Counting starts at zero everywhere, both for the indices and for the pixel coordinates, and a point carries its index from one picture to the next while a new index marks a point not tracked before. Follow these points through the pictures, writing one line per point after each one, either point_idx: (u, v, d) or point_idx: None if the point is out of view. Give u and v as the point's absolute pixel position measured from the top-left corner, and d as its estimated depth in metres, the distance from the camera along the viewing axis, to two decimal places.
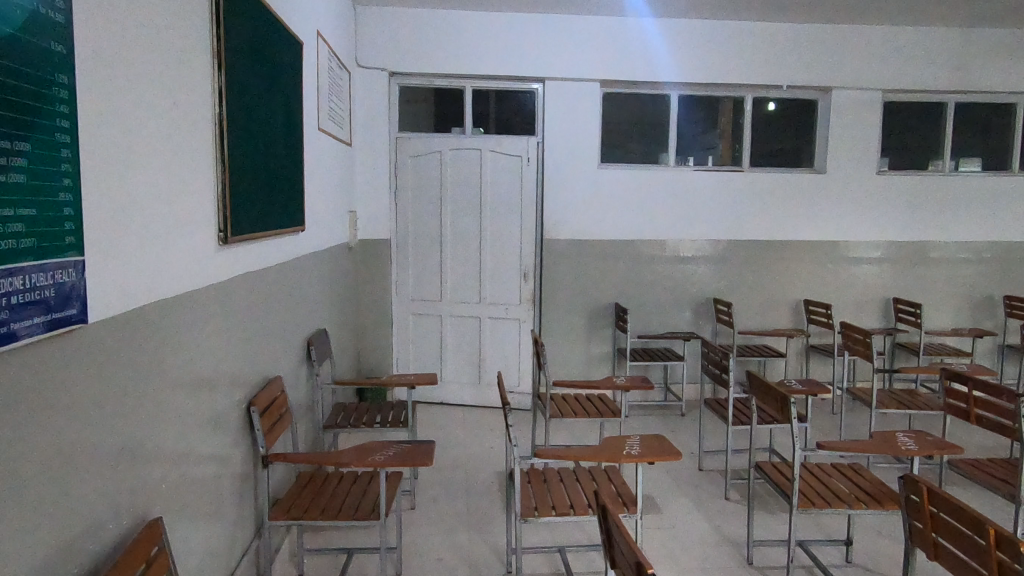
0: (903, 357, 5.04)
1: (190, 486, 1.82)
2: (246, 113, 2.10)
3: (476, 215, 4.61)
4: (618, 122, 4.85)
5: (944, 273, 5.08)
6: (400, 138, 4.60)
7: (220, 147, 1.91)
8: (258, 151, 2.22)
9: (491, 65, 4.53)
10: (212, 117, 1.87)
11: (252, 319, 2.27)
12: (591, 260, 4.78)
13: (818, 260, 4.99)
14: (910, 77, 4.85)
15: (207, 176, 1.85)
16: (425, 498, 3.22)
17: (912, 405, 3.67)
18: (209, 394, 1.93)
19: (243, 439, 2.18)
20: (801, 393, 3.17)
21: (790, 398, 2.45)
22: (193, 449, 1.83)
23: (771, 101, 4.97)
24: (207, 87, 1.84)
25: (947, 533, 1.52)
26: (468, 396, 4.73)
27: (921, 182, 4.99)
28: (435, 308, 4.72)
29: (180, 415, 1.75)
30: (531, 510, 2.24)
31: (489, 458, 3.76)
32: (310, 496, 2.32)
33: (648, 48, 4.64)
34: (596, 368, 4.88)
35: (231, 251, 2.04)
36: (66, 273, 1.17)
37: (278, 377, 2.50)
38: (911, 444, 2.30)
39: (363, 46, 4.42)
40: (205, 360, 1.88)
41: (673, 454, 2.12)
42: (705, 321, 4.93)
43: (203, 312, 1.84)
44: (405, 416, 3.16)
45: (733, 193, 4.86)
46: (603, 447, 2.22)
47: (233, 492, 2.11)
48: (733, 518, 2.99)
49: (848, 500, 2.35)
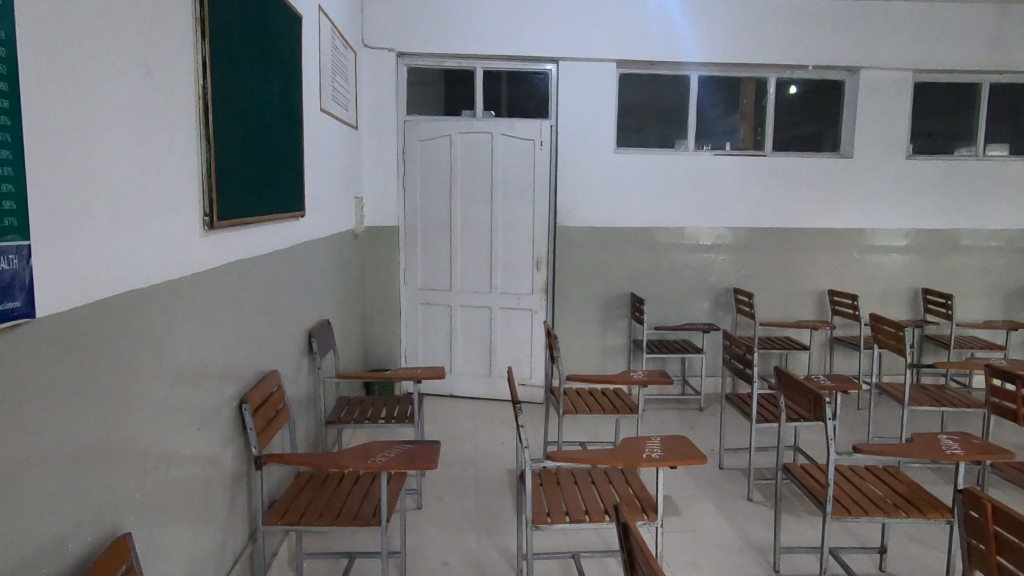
0: (932, 350, 4.84)
1: (172, 491, 1.68)
2: (236, 88, 1.94)
3: (487, 200, 4.44)
4: (635, 105, 4.64)
5: (976, 262, 4.86)
6: (408, 122, 4.43)
7: (204, 124, 1.74)
8: (251, 130, 2.07)
9: (503, 46, 4.35)
10: (195, 91, 1.71)
11: (243, 310, 2.12)
12: (606, 248, 4.61)
13: (843, 249, 4.79)
14: (943, 57, 4.61)
15: (188, 153, 1.69)
16: (432, 498, 3.08)
17: (946, 403, 3.47)
18: (195, 391, 1.79)
19: (234, 440, 2.03)
20: (830, 390, 2.99)
21: (823, 397, 2.27)
22: (176, 451, 1.69)
23: (793, 84, 4.75)
24: (189, 58, 1.68)
25: (1013, 557, 1.34)
26: (479, 388, 4.58)
27: (952, 167, 4.76)
28: (444, 298, 4.56)
29: (159, 417, 1.60)
30: (544, 516, 2.09)
31: (500, 455, 3.61)
32: (307, 499, 2.18)
33: (670, 26, 4.44)
34: (610, 360, 4.72)
35: (218, 237, 1.88)
36: (5, 260, 1.03)
37: (274, 372, 2.35)
38: (956, 448, 2.11)
39: (370, 26, 4.26)
40: (189, 355, 1.74)
41: (697, 458, 1.96)
42: (725, 313, 4.75)
43: (185, 303, 1.69)
44: (411, 411, 3.02)
45: (755, 178, 4.66)
46: (620, 449, 2.06)
47: (223, 496, 1.97)
48: (757, 522, 2.83)
49: (885, 508, 2.18)
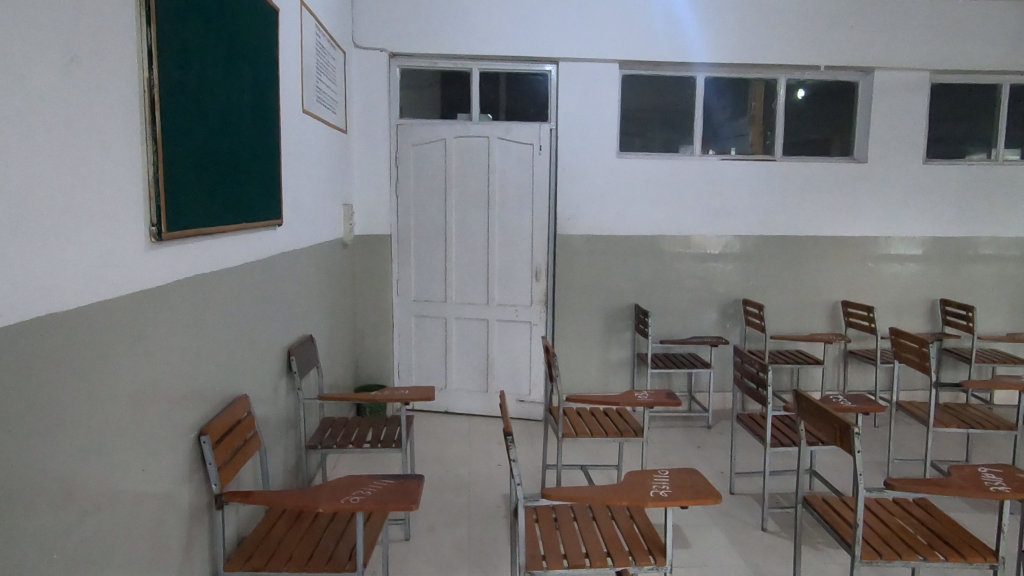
0: (950, 364, 4.61)
1: (114, 538, 1.47)
2: (195, 84, 1.75)
3: (483, 207, 4.23)
4: (637, 108, 4.44)
5: (996, 272, 4.64)
6: (401, 125, 4.23)
7: (150, 122, 1.54)
8: (213, 130, 1.87)
9: (500, 46, 4.15)
10: (138, 84, 1.51)
11: (205, 328, 1.91)
12: (608, 258, 4.40)
13: (857, 259, 4.57)
14: (961, 57, 4.40)
15: (128, 154, 1.49)
16: (421, 527, 2.86)
17: (974, 423, 3.23)
18: (143, 422, 1.59)
19: (191, 476, 1.82)
20: (850, 411, 2.76)
21: (851, 426, 2.04)
22: (119, 492, 1.49)
23: (802, 87, 4.54)
24: (130, 47, 1.49)
25: None
26: (475, 405, 4.37)
27: (972, 172, 4.53)
28: (439, 309, 4.35)
29: (91, 457, 1.39)
30: (539, 561, 1.86)
31: (496, 478, 3.39)
32: (276, 541, 1.96)
33: (676, 23, 4.24)
34: (613, 375, 4.50)
35: (169, 250, 1.68)
36: None
37: (243, 397, 2.14)
38: (1001, 484, 1.88)
39: (361, 26, 4.06)
40: (131, 384, 1.53)
41: (711, 497, 1.74)
42: (733, 325, 4.53)
43: (123, 325, 1.49)
44: (399, 434, 2.80)
45: (765, 183, 4.45)
46: (624, 485, 1.84)
47: (180, 538, 1.76)
48: (773, 555, 2.61)
49: (921, 549, 1.95)
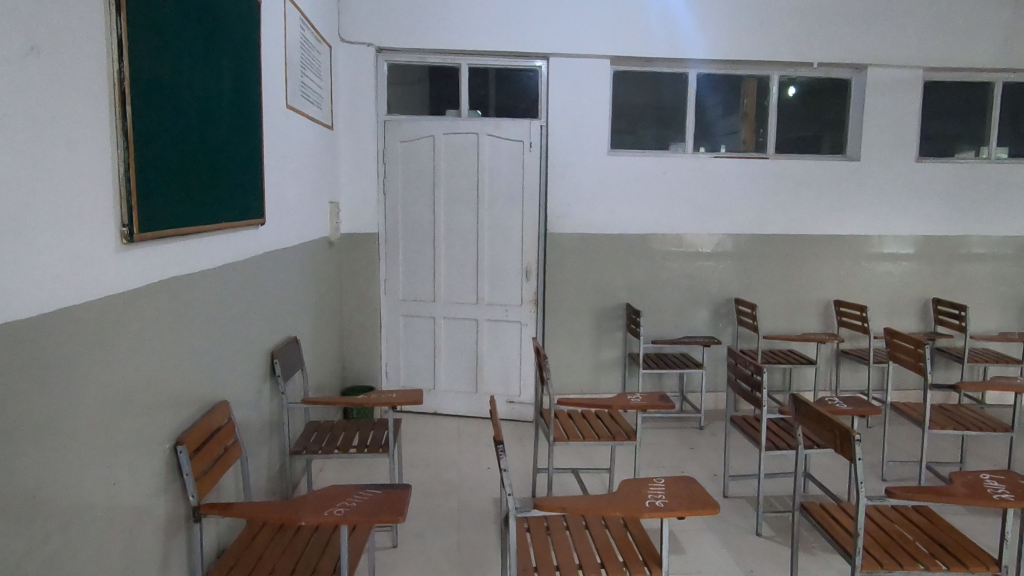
0: (942, 364, 4.58)
1: (85, 555, 1.39)
2: (170, 76, 1.67)
3: (473, 205, 4.15)
4: (629, 105, 4.38)
5: (988, 271, 4.62)
6: (389, 121, 4.15)
7: (121, 117, 1.46)
8: (190, 125, 1.79)
9: (491, 41, 4.08)
10: (107, 77, 1.43)
11: (182, 330, 1.83)
12: (600, 257, 4.34)
13: (850, 257, 4.54)
14: (955, 54, 4.37)
15: (96, 149, 1.41)
16: (409, 533, 2.80)
17: (969, 424, 3.18)
18: (115, 431, 1.51)
19: (168, 487, 1.74)
20: (847, 413, 2.71)
21: (851, 433, 1.99)
22: (90, 506, 1.42)
23: (793, 85, 4.50)
24: (98, 36, 1.40)
25: None
26: (465, 406, 4.31)
27: (965, 170, 4.51)
28: (427, 309, 4.27)
29: (59, 469, 1.31)
30: (530, 572, 1.80)
31: (485, 482, 3.32)
32: (257, 554, 1.89)
33: (670, 19, 4.18)
34: (604, 375, 4.45)
35: (143, 251, 1.60)
36: None
37: (224, 403, 2.06)
38: (1004, 492, 1.84)
39: (347, 19, 3.97)
40: (101, 392, 1.45)
41: (709, 507, 1.68)
42: (725, 325, 4.49)
43: (92, 330, 1.41)
44: (385, 438, 2.72)
45: (757, 181, 4.40)
46: (619, 494, 1.78)
47: (156, 552, 1.68)
48: (768, 561, 2.56)
49: (922, 558, 1.90)
